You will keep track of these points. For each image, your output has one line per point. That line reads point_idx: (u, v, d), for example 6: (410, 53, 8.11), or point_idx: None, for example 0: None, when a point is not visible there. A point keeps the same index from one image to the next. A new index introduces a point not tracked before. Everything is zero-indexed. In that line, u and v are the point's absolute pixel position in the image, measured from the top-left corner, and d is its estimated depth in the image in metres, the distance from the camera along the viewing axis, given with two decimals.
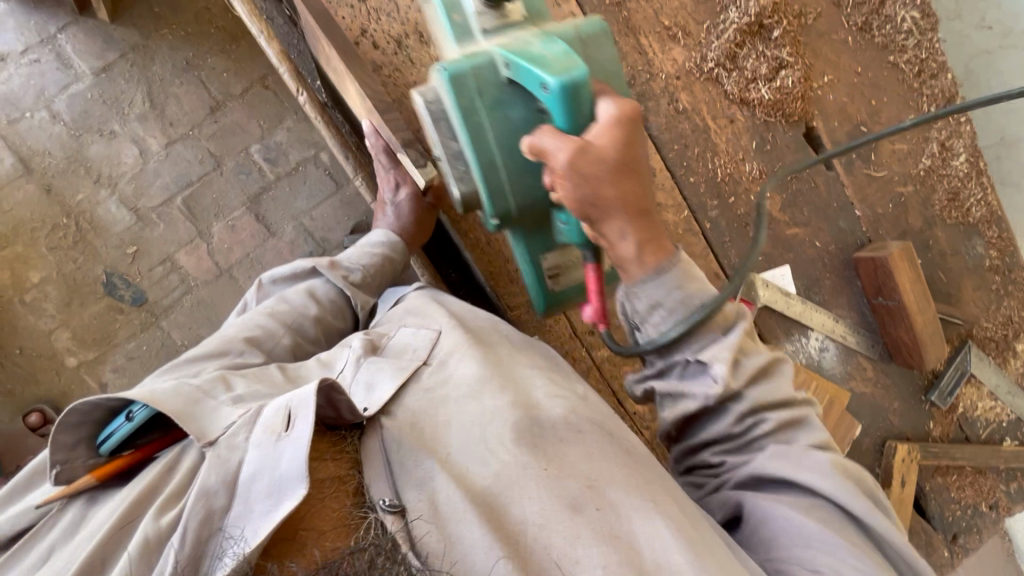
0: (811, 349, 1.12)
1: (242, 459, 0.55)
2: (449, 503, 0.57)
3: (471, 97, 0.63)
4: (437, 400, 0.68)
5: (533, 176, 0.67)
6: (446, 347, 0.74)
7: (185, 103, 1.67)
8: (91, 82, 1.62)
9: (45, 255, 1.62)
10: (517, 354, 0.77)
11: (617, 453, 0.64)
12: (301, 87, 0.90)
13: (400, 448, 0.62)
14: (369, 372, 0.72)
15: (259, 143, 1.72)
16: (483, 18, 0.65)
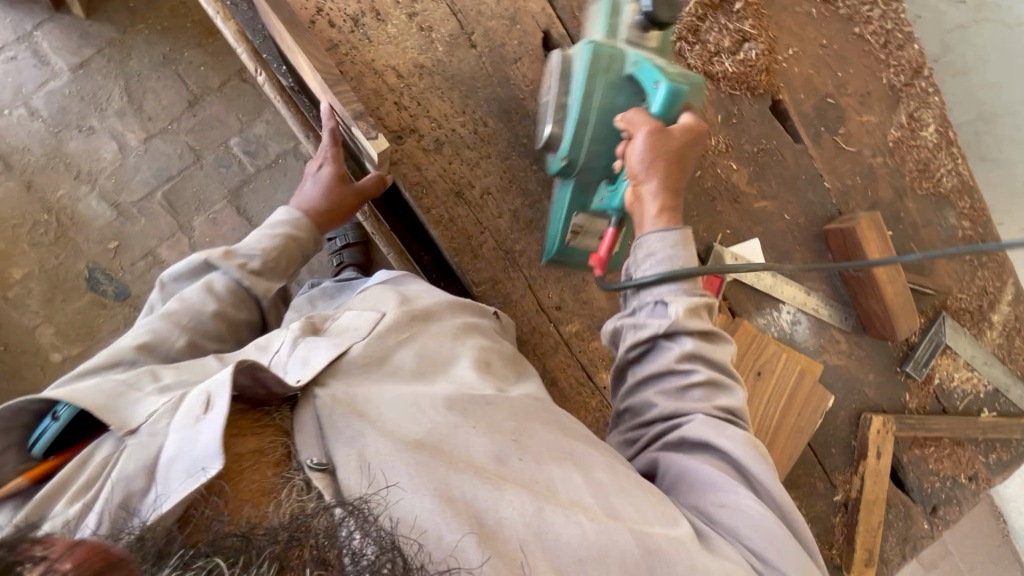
0: (783, 322, 1.12)
1: (161, 443, 0.54)
2: (386, 462, 0.57)
3: (600, 68, 0.79)
4: (368, 375, 0.67)
5: (608, 145, 0.83)
6: (387, 325, 0.73)
7: (164, 97, 1.68)
8: (69, 78, 1.62)
9: (28, 251, 1.63)
10: (455, 335, 0.78)
11: (542, 413, 0.70)
12: (260, 69, 0.92)
13: (332, 411, 0.60)
14: (305, 349, 0.67)
15: (238, 136, 1.73)
16: (631, 31, 0.83)
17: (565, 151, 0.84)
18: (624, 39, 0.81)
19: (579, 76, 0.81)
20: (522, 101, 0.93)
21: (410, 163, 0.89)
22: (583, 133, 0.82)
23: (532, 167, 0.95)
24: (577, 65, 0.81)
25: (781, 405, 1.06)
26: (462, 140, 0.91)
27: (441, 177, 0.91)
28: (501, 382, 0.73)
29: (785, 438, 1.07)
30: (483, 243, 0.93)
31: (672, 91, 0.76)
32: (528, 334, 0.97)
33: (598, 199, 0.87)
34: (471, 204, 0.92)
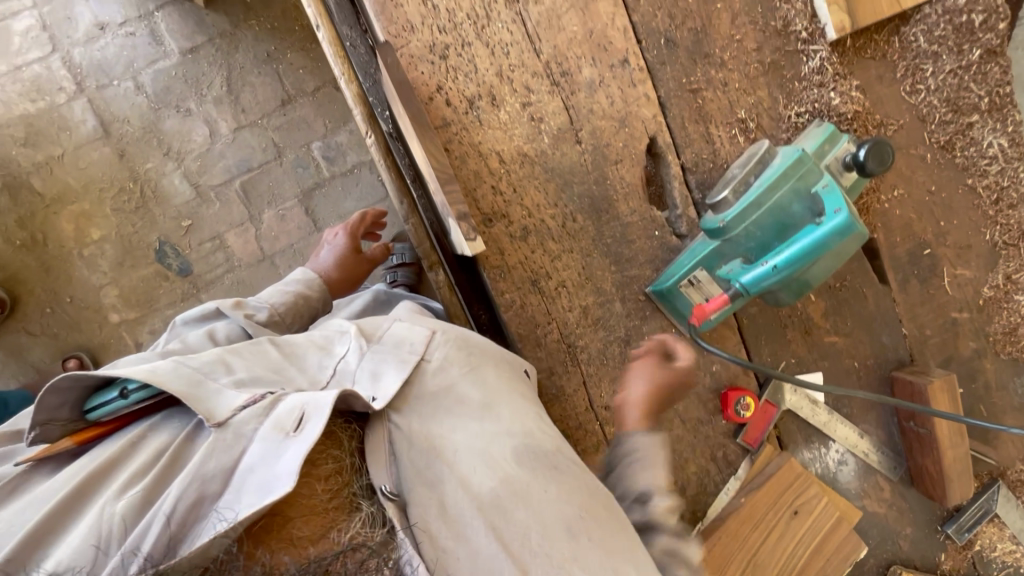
0: (829, 459, 1.09)
1: (246, 448, 0.61)
2: (457, 508, 0.67)
3: (795, 173, 0.84)
4: (442, 409, 0.74)
5: (764, 234, 0.87)
6: (446, 358, 0.79)
7: (260, 93, 1.74)
8: (177, 61, 1.69)
9: (109, 215, 1.72)
10: (505, 377, 0.81)
11: (583, 480, 0.73)
12: (369, 130, 0.93)
13: (411, 448, 0.70)
14: (373, 362, 0.76)
15: (320, 141, 1.78)
16: (834, 163, 0.88)
17: (730, 213, 0.86)
18: (826, 163, 0.87)
19: (776, 167, 0.85)
20: (614, 201, 0.93)
21: (494, 247, 0.91)
22: (752, 210, 0.85)
23: (610, 267, 0.95)
24: (778, 159, 0.86)
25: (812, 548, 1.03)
26: (547, 231, 0.92)
27: (520, 265, 0.92)
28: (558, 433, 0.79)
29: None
30: (548, 333, 0.94)
31: (845, 222, 0.79)
32: (571, 428, 0.97)
33: (727, 267, 0.89)
34: (544, 294, 0.93)
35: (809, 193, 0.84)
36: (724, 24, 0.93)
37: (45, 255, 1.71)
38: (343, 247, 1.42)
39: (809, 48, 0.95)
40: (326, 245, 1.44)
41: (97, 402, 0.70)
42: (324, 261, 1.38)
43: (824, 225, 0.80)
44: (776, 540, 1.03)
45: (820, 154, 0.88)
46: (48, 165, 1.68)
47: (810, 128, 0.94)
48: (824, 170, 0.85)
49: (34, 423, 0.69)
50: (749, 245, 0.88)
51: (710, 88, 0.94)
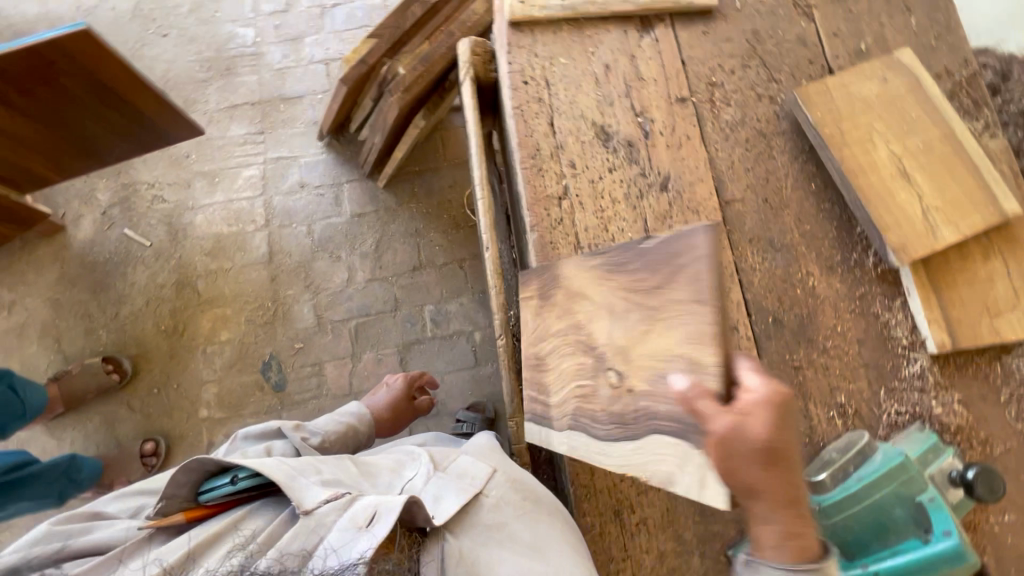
0: None
1: (326, 536, 0.76)
2: None
3: (898, 477, 0.87)
4: (493, 545, 0.84)
5: (860, 529, 0.90)
6: (503, 497, 0.90)
7: (398, 256, 2.06)
8: (346, 220, 2.09)
9: (241, 323, 1.98)
10: (557, 527, 0.88)
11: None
12: (503, 331, 1.09)
13: (458, 565, 0.79)
14: (437, 487, 0.90)
15: (433, 305, 2.01)
16: (936, 475, 0.91)
17: (823, 499, 0.91)
18: (930, 475, 0.91)
19: (875, 466, 0.89)
20: None
21: (586, 465, 0.95)
22: (850, 505, 0.89)
23: (694, 517, 0.95)
24: (880, 457, 0.90)
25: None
26: None
27: (609, 491, 0.95)
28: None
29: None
30: (620, 570, 0.93)
31: (956, 548, 0.82)
32: None
33: None
34: (624, 527, 0.94)
35: (913, 502, 0.87)
36: (829, 317, 1.04)
37: (176, 343, 1.96)
38: (397, 391, 1.56)
39: (910, 354, 1.03)
40: (383, 384, 1.58)
41: (213, 484, 0.90)
42: (379, 400, 1.52)
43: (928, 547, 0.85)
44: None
45: (925, 463, 0.92)
46: (215, 273, 2.02)
47: (910, 434, 0.98)
48: (929, 480, 0.88)
49: (162, 495, 0.89)
50: (846, 538, 0.90)
51: (812, 368, 1.02)
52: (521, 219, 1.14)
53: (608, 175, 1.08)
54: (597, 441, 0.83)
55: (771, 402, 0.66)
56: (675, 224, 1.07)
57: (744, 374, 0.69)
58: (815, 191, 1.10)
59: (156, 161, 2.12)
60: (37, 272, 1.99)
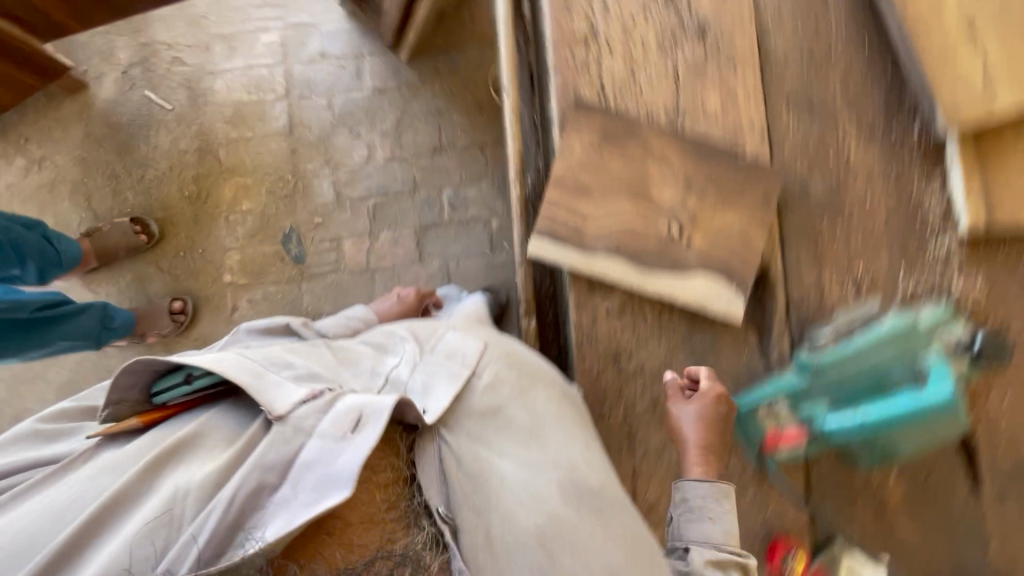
0: None
1: (306, 443, 0.67)
2: (502, 536, 0.69)
3: (899, 338, 0.88)
4: (489, 433, 0.79)
5: (854, 387, 0.91)
6: (494, 381, 0.84)
7: (418, 137, 2.01)
8: (367, 95, 2.02)
9: (262, 194, 1.99)
10: (555, 401, 0.86)
11: (651, 551, 0.73)
12: (517, 181, 1.09)
13: (457, 470, 0.74)
14: (425, 376, 0.83)
15: (452, 189, 1.99)
16: (944, 339, 0.89)
17: (824, 359, 0.91)
18: (938, 340, 0.89)
19: (882, 329, 0.89)
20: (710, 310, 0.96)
21: (589, 313, 0.97)
22: (850, 360, 0.89)
23: (692, 373, 0.97)
24: (887, 323, 0.90)
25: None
26: (643, 316, 0.97)
27: (609, 337, 0.97)
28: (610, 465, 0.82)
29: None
30: (612, 414, 0.97)
31: (947, 395, 0.83)
32: None
33: (808, 409, 0.92)
34: (621, 373, 0.97)
35: (915, 360, 0.87)
36: (859, 187, 0.99)
37: (200, 210, 1.99)
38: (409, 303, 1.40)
39: (939, 231, 0.98)
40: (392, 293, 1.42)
41: (165, 385, 0.78)
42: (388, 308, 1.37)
43: (912, 404, 0.84)
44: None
45: (938, 331, 0.90)
46: (236, 142, 2.01)
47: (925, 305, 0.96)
48: (932, 344, 0.88)
49: (109, 400, 0.78)
50: (838, 393, 0.91)
51: (831, 237, 0.99)
52: (545, 67, 1.09)
53: (642, 20, 1.00)
54: (639, 265, 0.94)
55: (710, 395, 0.87)
56: (707, 77, 1.00)
57: (704, 372, 0.91)
58: (865, 51, 1.01)
59: (175, 20, 2.05)
60: (63, 129, 2.01)
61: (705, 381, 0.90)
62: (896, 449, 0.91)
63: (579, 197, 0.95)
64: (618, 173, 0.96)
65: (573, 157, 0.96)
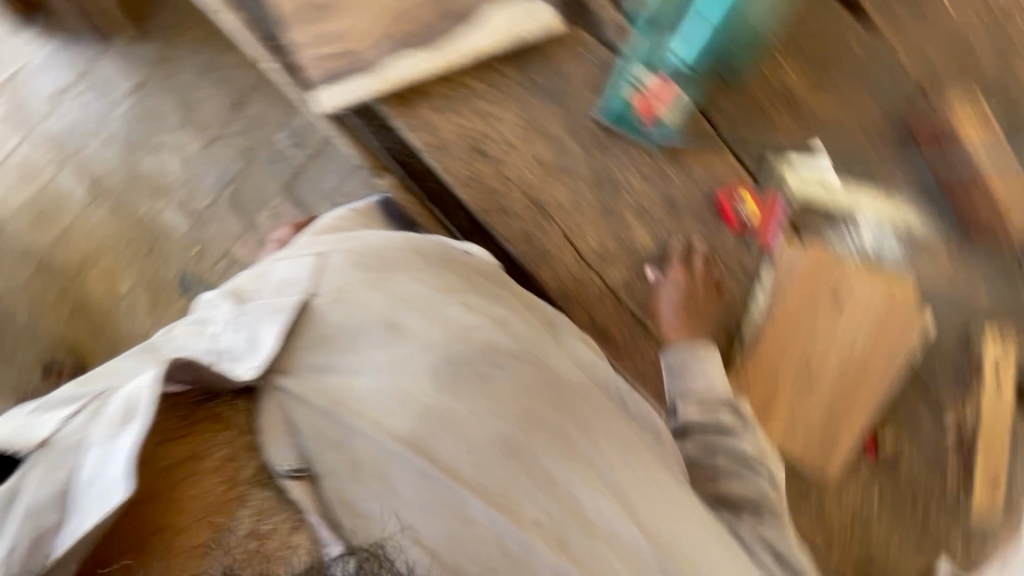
0: (864, 242, 0.94)
1: (80, 459, 0.45)
2: (376, 461, 0.52)
3: None
4: (339, 350, 0.58)
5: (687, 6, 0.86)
6: (339, 286, 0.64)
7: (212, 105, 1.69)
8: (131, 102, 1.69)
9: (126, 265, 1.62)
10: (423, 279, 0.69)
11: (546, 388, 0.64)
12: None
13: (303, 408, 0.53)
14: (248, 322, 0.58)
15: (283, 130, 1.69)
16: None
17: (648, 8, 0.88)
18: None
19: None
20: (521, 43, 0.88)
21: (423, 125, 0.88)
22: None
23: (551, 108, 0.90)
24: None
25: (835, 381, 0.95)
26: (472, 90, 0.88)
27: (456, 133, 0.88)
28: (491, 319, 0.67)
29: (855, 424, 0.95)
30: (509, 195, 0.90)
31: None
32: (556, 291, 0.94)
33: (663, 57, 0.88)
34: (491, 158, 0.89)
35: None
36: None
37: (91, 318, 1.59)
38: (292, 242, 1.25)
39: None
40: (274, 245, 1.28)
41: None
42: None
43: None
44: (800, 376, 0.95)
45: None
46: (57, 237, 1.64)
47: None
48: None
49: None
50: (677, 24, 0.87)
51: None
52: None
53: None
54: (433, 44, 0.85)
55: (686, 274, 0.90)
56: None
57: (681, 241, 0.92)
58: None
59: None
60: None
61: (691, 266, 0.91)
62: (752, 36, 0.88)
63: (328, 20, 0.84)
64: None
65: None
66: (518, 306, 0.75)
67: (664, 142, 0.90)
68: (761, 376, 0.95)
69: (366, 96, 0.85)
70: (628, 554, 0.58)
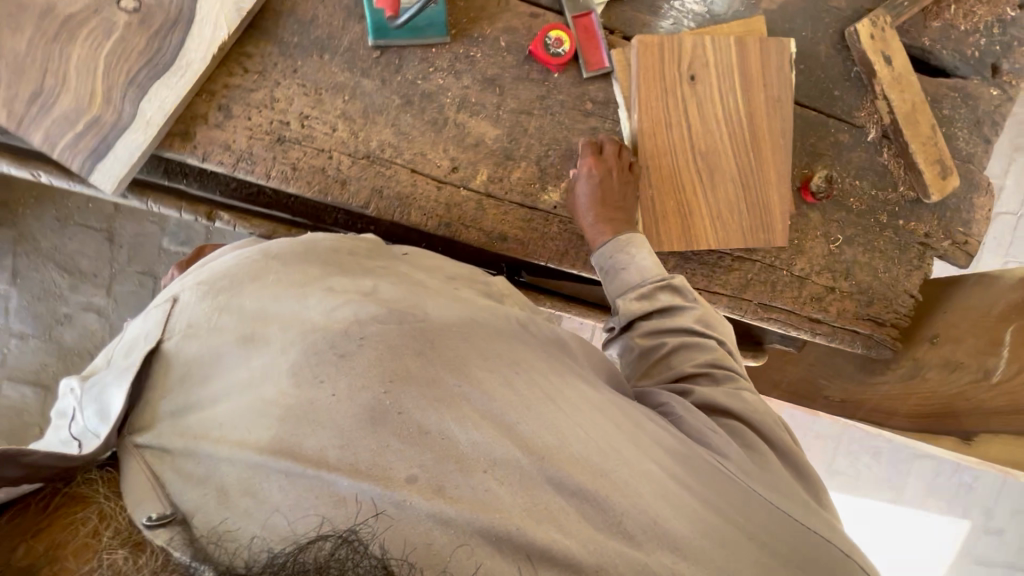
0: (692, 5, 0.94)
1: None
2: (244, 477, 0.49)
3: None
4: (196, 386, 0.55)
5: None
6: (187, 319, 0.57)
7: (91, 251, 1.49)
8: (18, 289, 1.48)
9: None
10: (283, 281, 0.59)
11: (411, 341, 0.54)
12: (34, 169, 0.84)
13: (164, 460, 0.52)
14: (96, 395, 0.56)
15: (165, 235, 1.50)
16: None
17: None
18: None
19: None
20: (261, 18, 0.83)
21: (217, 146, 0.82)
22: None
23: (324, 60, 0.84)
24: None
25: (734, 151, 0.90)
26: (243, 86, 0.82)
27: (252, 137, 0.83)
28: (358, 293, 0.58)
29: (776, 181, 0.91)
30: (340, 165, 0.85)
31: None
32: (437, 225, 0.89)
33: None
34: (300, 140, 0.84)
35: None
36: None
37: None
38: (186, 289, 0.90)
39: None
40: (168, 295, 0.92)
41: None
42: None
43: None
44: (701, 166, 0.90)
45: None
46: None
47: None
48: None
49: None
50: None
51: None
52: None
53: None
54: (169, 63, 0.78)
55: (598, 166, 0.86)
56: None
57: (595, 139, 0.88)
58: None
59: None
60: None
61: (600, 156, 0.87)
62: None
63: (48, 106, 0.76)
64: (29, 46, 0.75)
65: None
66: (389, 273, 0.65)
67: (444, 27, 0.85)
68: (665, 186, 0.89)
69: (148, 146, 0.78)
70: (510, 475, 0.51)
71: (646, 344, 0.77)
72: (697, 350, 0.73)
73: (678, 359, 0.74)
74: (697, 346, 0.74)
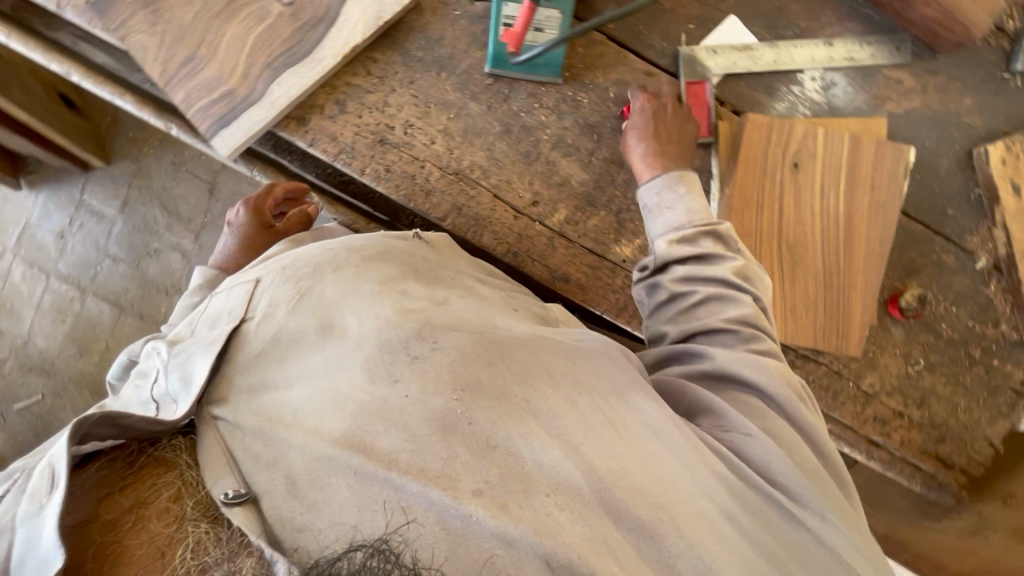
0: (810, 92, 0.92)
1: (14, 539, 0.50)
2: (309, 470, 0.51)
3: None
4: (272, 366, 0.57)
5: None
6: (268, 301, 0.60)
7: (191, 199, 1.63)
8: (123, 219, 1.63)
9: None
10: (360, 272, 0.62)
11: (484, 349, 0.56)
12: (167, 122, 0.92)
13: (241, 435, 0.54)
14: (183, 358, 0.59)
15: None
16: None
17: None
18: None
19: None
20: (394, 30, 0.90)
21: (325, 135, 0.88)
22: None
23: (439, 77, 0.89)
24: None
25: (824, 253, 0.86)
26: (362, 86, 0.89)
27: (358, 133, 0.88)
28: (430, 303, 0.61)
29: (861, 294, 0.86)
30: (428, 175, 0.89)
31: None
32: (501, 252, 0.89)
33: None
34: (399, 145, 0.89)
35: None
36: None
37: None
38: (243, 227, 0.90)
39: None
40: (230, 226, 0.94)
41: None
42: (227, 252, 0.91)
43: None
44: (785, 255, 0.86)
45: None
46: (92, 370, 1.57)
47: None
48: None
49: None
50: None
51: None
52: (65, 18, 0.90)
53: None
54: (305, 55, 0.85)
55: (656, 105, 0.86)
56: None
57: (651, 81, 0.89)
58: None
59: None
60: None
61: (656, 95, 0.87)
62: None
63: (194, 71, 0.84)
64: (193, 18, 0.84)
65: (156, 49, 0.84)
66: (461, 286, 0.68)
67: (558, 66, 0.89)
68: None
69: (268, 123, 0.85)
70: (572, 501, 0.49)
71: (676, 291, 0.73)
72: (726, 301, 0.70)
73: (706, 308, 0.70)
74: (727, 298, 0.70)
